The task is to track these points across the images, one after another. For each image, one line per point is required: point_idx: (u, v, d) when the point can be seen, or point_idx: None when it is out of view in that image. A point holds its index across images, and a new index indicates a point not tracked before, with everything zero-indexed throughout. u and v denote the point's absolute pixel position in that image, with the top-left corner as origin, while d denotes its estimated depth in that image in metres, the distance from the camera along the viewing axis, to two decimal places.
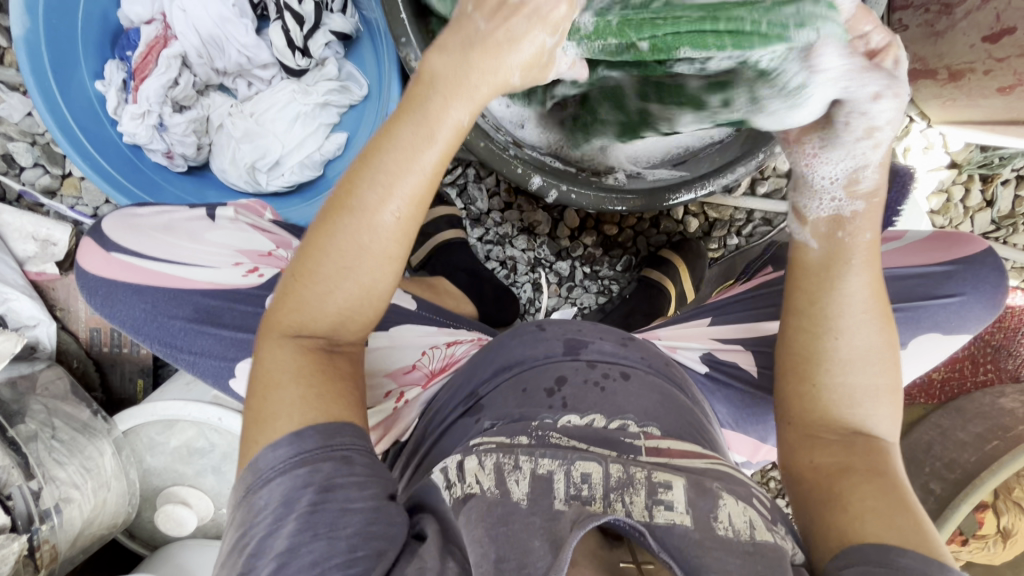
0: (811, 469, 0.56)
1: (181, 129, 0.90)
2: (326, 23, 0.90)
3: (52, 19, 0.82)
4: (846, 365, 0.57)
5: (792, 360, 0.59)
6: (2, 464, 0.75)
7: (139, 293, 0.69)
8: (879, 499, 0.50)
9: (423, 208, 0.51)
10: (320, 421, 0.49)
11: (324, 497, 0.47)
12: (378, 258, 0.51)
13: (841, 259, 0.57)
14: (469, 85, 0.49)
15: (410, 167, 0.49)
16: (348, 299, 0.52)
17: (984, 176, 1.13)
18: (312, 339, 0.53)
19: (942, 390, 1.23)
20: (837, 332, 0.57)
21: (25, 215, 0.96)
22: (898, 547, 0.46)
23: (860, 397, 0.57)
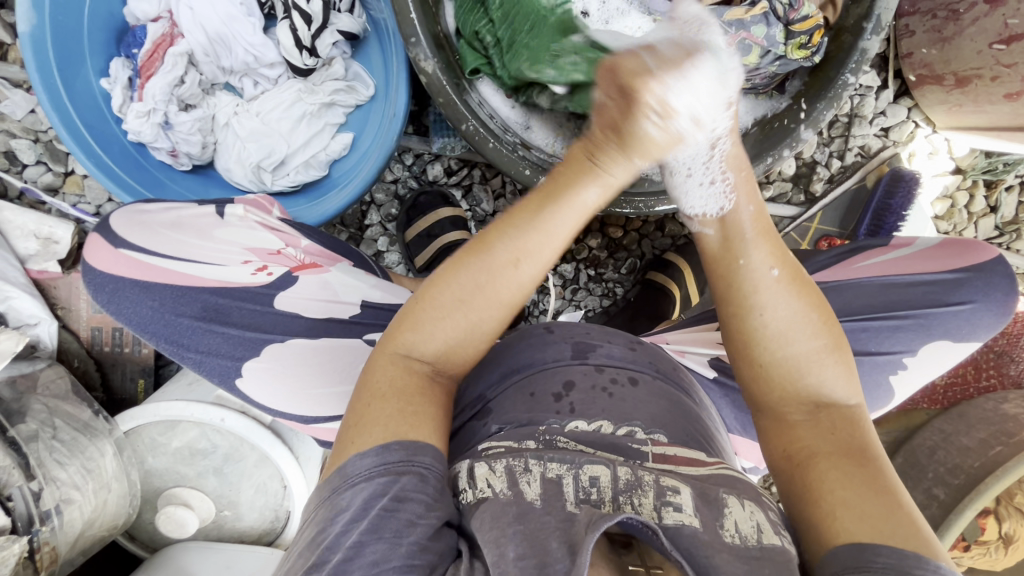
0: (784, 455, 0.56)
1: (186, 128, 0.89)
2: (333, 23, 0.89)
3: (58, 15, 0.81)
4: (783, 340, 0.56)
5: (732, 342, 0.59)
6: (2, 465, 0.75)
7: (146, 292, 0.68)
8: (855, 489, 0.49)
9: (549, 265, 0.53)
10: (409, 434, 0.49)
11: (397, 505, 0.46)
12: (499, 305, 0.53)
13: (738, 236, 0.58)
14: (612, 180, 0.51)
15: (550, 227, 0.51)
16: (453, 333, 0.53)
17: (988, 182, 1.13)
18: (420, 363, 0.54)
19: (945, 395, 1.23)
20: (759, 310, 0.56)
21: (26, 213, 0.95)
22: (876, 546, 0.45)
23: (809, 368, 0.56)
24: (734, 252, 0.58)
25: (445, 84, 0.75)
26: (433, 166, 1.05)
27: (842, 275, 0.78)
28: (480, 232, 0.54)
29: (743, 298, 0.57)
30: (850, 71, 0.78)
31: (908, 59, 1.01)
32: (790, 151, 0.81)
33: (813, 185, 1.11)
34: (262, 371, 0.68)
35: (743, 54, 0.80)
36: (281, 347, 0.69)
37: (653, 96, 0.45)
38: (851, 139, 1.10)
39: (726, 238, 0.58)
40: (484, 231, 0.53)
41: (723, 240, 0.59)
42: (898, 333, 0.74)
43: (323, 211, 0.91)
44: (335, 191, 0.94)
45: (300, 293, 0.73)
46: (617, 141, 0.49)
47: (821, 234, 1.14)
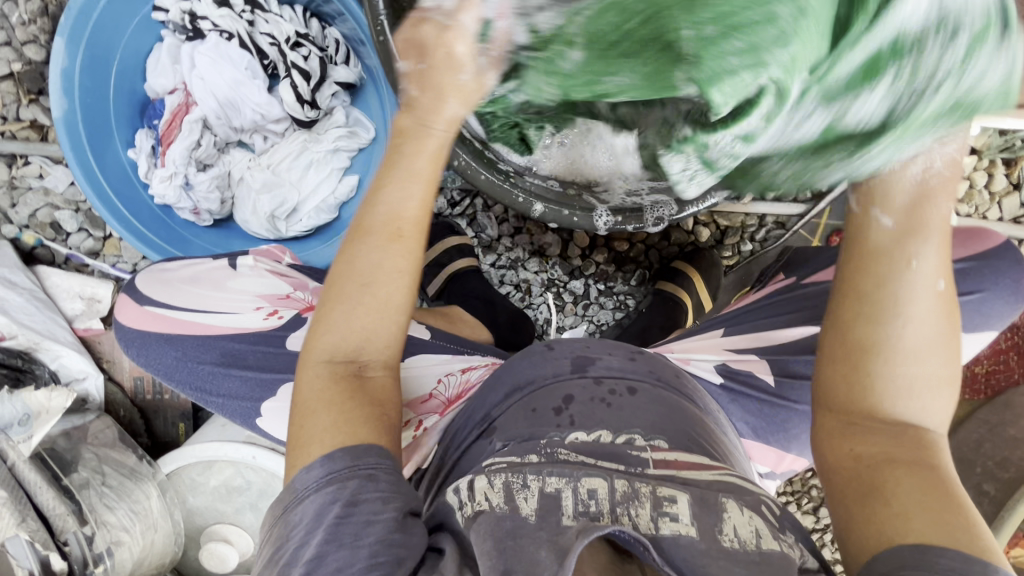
0: (855, 457, 0.51)
1: (205, 186, 0.97)
2: (331, 75, 0.96)
3: (87, 99, 0.90)
4: (891, 348, 0.50)
5: (841, 342, 0.51)
6: (59, 512, 0.80)
7: (170, 342, 0.74)
8: (933, 504, 0.46)
9: (423, 225, 0.56)
10: (348, 441, 0.52)
11: (349, 510, 0.49)
12: (397, 273, 0.55)
13: (905, 237, 0.47)
14: (438, 138, 0.53)
15: (397, 192, 0.54)
16: (367, 318, 0.56)
17: (1007, 160, 1.09)
18: (344, 364, 0.56)
19: (988, 384, 1.14)
20: (905, 317, 0.49)
21: (72, 277, 1.04)
22: (943, 548, 0.43)
23: (913, 392, 0.50)
24: (902, 250, 0.48)
25: None
26: (437, 198, 1.12)
27: None
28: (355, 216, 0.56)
29: (866, 299, 0.49)
30: None
31: None
32: None
33: None
34: (279, 409, 0.71)
35: None
36: (295, 384, 0.71)
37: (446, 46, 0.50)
38: None
39: (903, 233, 0.47)
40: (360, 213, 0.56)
41: (898, 233, 0.48)
42: None
43: (334, 251, 0.96)
44: (344, 231, 0.99)
45: (307, 333, 0.75)
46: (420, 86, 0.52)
47: (833, 229, 1.13)
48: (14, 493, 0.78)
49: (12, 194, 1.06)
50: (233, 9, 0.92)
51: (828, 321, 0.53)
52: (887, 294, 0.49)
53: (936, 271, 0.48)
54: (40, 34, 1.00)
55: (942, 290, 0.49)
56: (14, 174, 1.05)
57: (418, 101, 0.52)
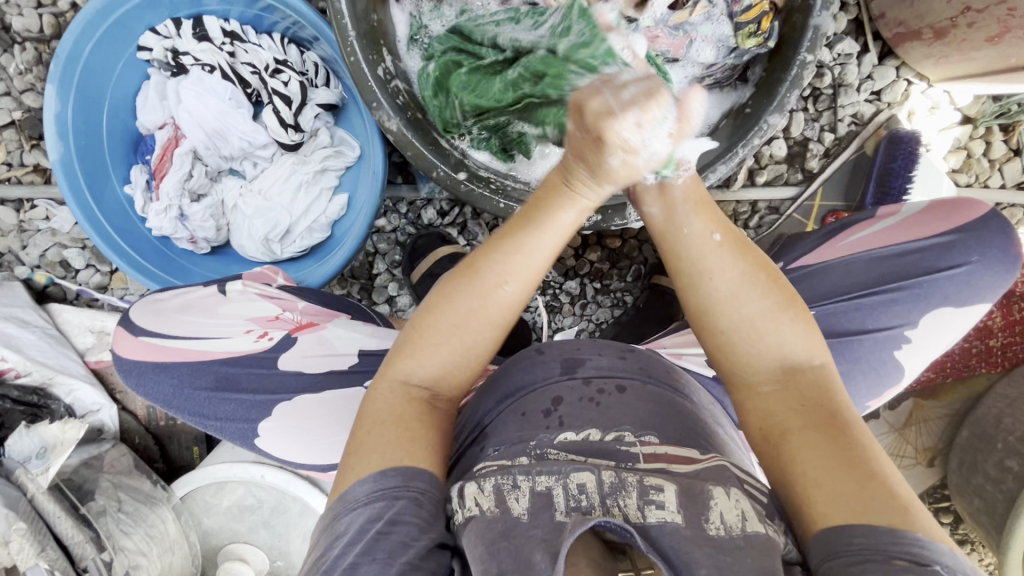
0: (762, 434, 0.54)
1: (200, 216, 0.99)
2: (312, 98, 0.98)
3: (81, 140, 0.94)
4: (734, 303, 0.56)
5: (689, 315, 0.59)
6: (78, 540, 0.83)
7: (165, 371, 0.77)
8: (824, 463, 0.49)
9: (533, 285, 0.58)
10: (403, 461, 0.53)
11: (390, 528, 0.50)
12: (486, 325, 0.57)
13: (675, 207, 0.58)
14: (581, 203, 0.54)
15: (529, 248, 0.56)
16: (452, 354, 0.58)
17: (1004, 126, 1.06)
18: (419, 388, 0.58)
19: (1005, 355, 1.12)
20: (711, 276, 0.56)
21: (82, 312, 1.08)
22: (853, 526, 0.45)
23: (767, 328, 0.56)
24: (674, 223, 0.58)
25: (411, 137, 0.81)
26: (426, 210, 1.11)
27: (828, 255, 0.82)
28: (461, 262, 0.59)
29: (687, 269, 0.57)
30: (806, 50, 0.76)
31: (882, 20, 0.98)
32: (760, 138, 0.79)
33: (808, 162, 1.08)
34: (278, 427, 0.74)
35: (694, 53, 0.83)
36: (290, 404, 0.75)
37: (616, 135, 0.44)
38: (840, 109, 1.06)
39: (668, 210, 0.58)
40: (472, 256, 0.58)
41: (665, 213, 0.58)
42: (896, 305, 0.77)
43: (327, 269, 0.98)
44: (337, 249, 1.00)
45: (299, 352, 0.79)
46: (588, 171, 0.51)
47: (826, 211, 1.10)
48: (34, 523, 0.80)
49: (22, 236, 1.11)
50: (214, 41, 0.95)
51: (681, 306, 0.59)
52: (669, 243, 0.58)
53: (703, 227, 0.57)
54: (36, 82, 1.05)
55: (725, 237, 0.57)
56: (22, 218, 1.10)
57: (553, 181, 0.55)
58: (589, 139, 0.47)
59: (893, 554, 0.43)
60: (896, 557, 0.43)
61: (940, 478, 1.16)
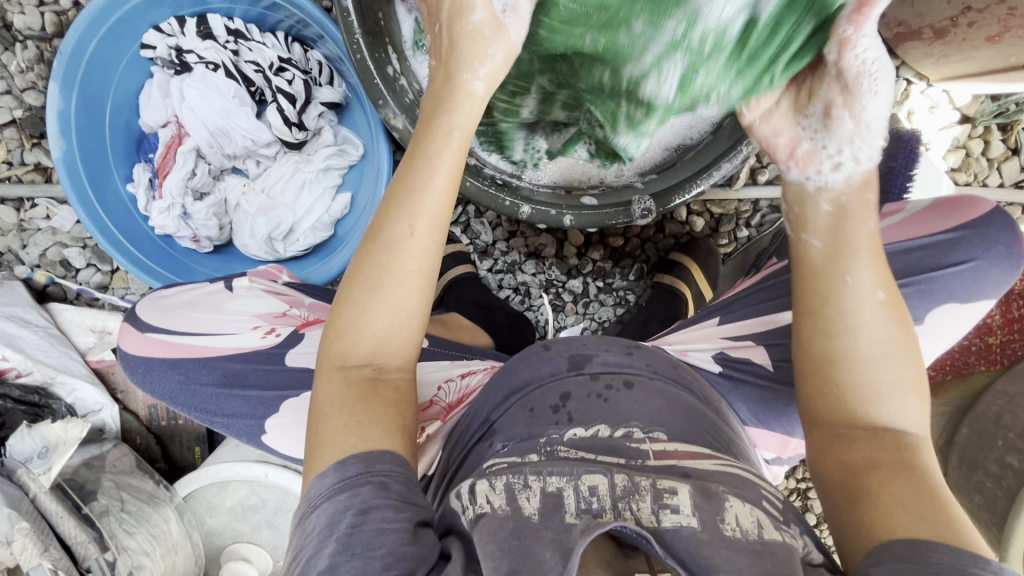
0: (848, 469, 0.55)
1: (203, 214, 0.99)
2: (316, 97, 0.98)
3: (84, 139, 0.93)
4: (863, 365, 0.59)
5: (808, 363, 0.62)
6: (80, 540, 0.82)
7: (172, 366, 0.77)
8: (912, 497, 0.50)
9: (443, 222, 0.59)
10: (359, 447, 0.53)
11: (363, 518, 0.49)
12: (407, 276, 0.58)
13: (813, 270, 0.62)
14: (470, 111, 0.61)
15: (428, 188, 0.58)
16: (381, 322, 0.58)
17: (1002, 126, 1.08)
18: (358, 368, 0.58)
19: (1004, 353, 1.14)
20: (853, 331, 0.59)
21: (83, 311, 1.08)
22: (932, 541, 0.45)
23: (887, 395, 0.58)
24: (836, 273, 0.61)
25: (416, 135, 0.80)
26: None
27: None
28: (372, 224, 0.60)
29: (837, 319, 0.60)
30: None
31: (883, 20, 0.98)
32: None
33: None
34: (283, 424, 0.74)
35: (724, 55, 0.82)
36: (298, 399, 0.75)
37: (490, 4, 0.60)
38: None
39: (830, 254, 0.62)
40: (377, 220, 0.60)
41: (822, 261, 0.62)
42: (901, 303, 0.78)
43: (331, 269, 0.98)
44: (341, 248, 1.00)
45: (305, 348, 0.78)
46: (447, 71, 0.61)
47: None
48: (36, 524, 0.79)
49: (22, 235, 1.10)
50: (217, 39, 0.95)
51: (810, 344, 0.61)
52: (820, 292, 0.61)
53: (871, 284, 0.60)
54: (38, 80, 1.04)
55: (886, 299, 0.60)
56: (22, 217, 1.09)
57: (447, 93, 0.61)
58: (447, 23, 0.62)
59: (976, 574, 0.42)
60: (974, 574, 0.42)
61: None
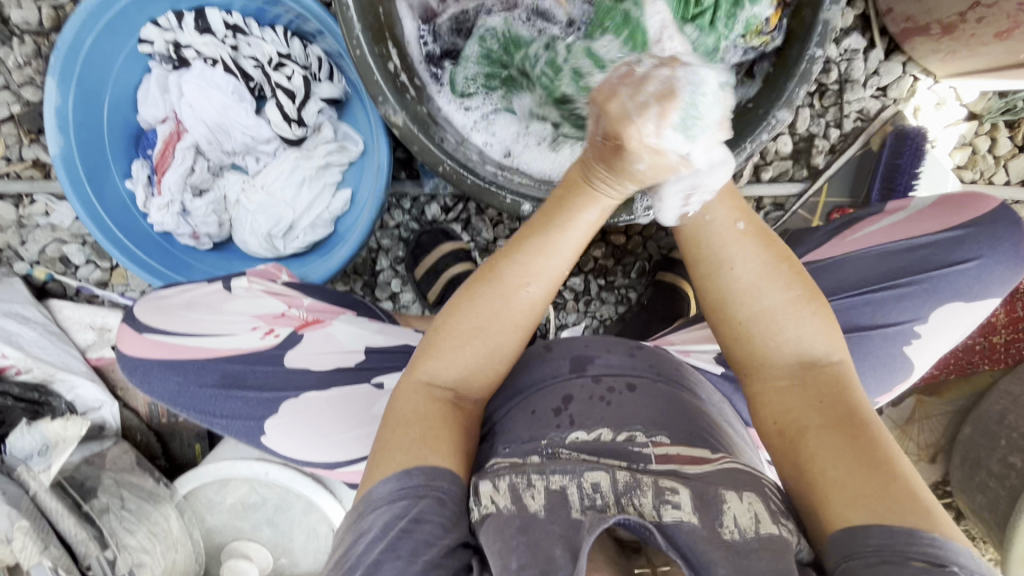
0: (780, 432, 0.56)
1: (203, 211, 0.98)
2: (315, 92, 0.97)
3: (82, 135, 0.93)
4: (754, 293, 0.57)
5: (709, 308, 0.60)
6: (81, 538, 0.83)
7: (170, 368, 0.77)
8: (844, 463, 0.50)
9: (556, 283, 0.59)
10: (428, 460, 0.53)
11: (415, 526, 0.49)
12: (509, 326, 0.59)
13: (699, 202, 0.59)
14: (602, 204, 0.56)
15: (557, 249, 0.57)
16: (475, 356, 0.59)
17: (1009, 123, 1.06)
18: (443, 390, 0.59)
19: (1009, 352, 1.12)
20: (728, 268, 0.58)
21: (82, 308, 1.07)
22: (871, 524, 0.46)
23: (785, 326, 0.57)
24: (693, 211, 0.59)
25: (416, 132, 0.79)
26: (430, 206, 1.10)
27: (837, 250, 0.82)
28: (484, 263, 0.60)
29: (710, 258, 0.59)
30: (815, 44, 0.76)
31: (890, 15, 0.97)
32: (768, 133, 0.78)
33: (814, 159, 1.07)
34: (283, 425, 0.74)
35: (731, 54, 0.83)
36: (297, 401, 0.75)
37: (634, 139, 0.47)
38: (846, 105, 1.05)
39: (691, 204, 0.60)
40: (495, 259, 0.59)
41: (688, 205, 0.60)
42: (906, 302, 0.77)
43: (330, 266, 0.97)
44: (341, 245, 0.99)
45: (306, 349, 0.79)
46: (608, 170, 0.52)
47: (832, 207, 1.10)
48: (37, 521, 0.80)
49: (21, 232, 1.09)
50: (216, 34, 0.94)
51: (702, 292, 0.60)
52: (709, 241, 0.58)
53: (728, 217, 0.58)
54: (35, 75, 1.03)
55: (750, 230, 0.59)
56: (21, 213, 1.08)
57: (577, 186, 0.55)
58: (608, 146, 0.49)
59: (912, 556, 0.44)
60: (914, 557, 0.44)
61: (944, 476, 1.16)
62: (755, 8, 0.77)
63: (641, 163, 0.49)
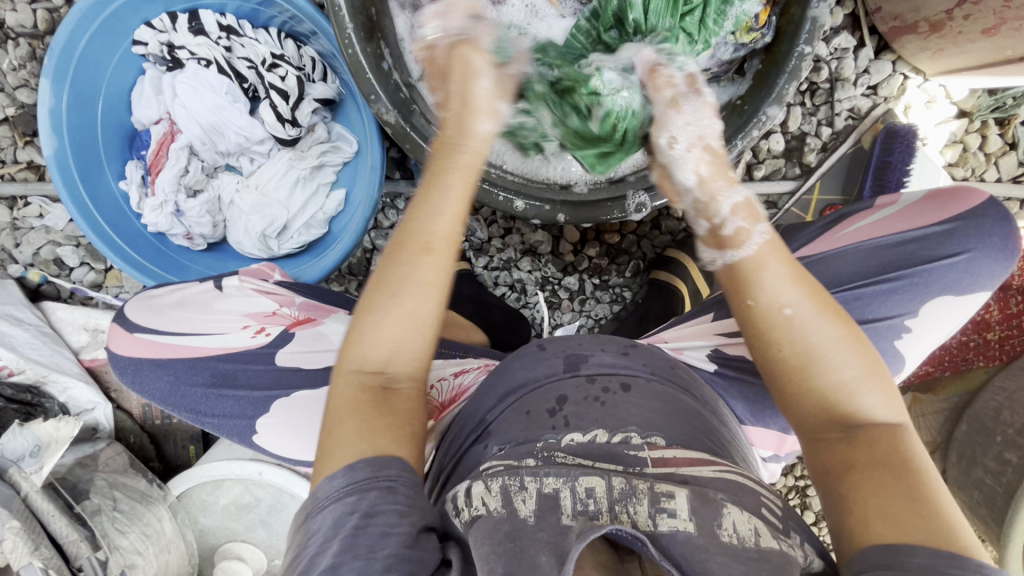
0: (823, 470, 0.53)
1: (196, 212, 0.98)
2: (309, 93, 0.98)
3: (76, 136, 0.93)
4: (809, 368, 0.54)
5: (759, 367, 0.58)
6: (72, 539, 0.82)
7: (160, 366, 0.76)
8: (890, 498, 0.48)
9: (454, 234, 0.60)
10: (370, 452, 0.52)
11: (368, 521, 0.48)
12: (427, 288, 0.57)
13: (751, 273, 0.57)
14: (464, 159, 0.62)
15: (442, 205, 0.59)
16: (400, 330, 0.57)
17: (999, 120, 1.07)
18: (372, 374, 0.57)
19: (1003, 348, 1.14)
20: (783, 343, 0.55)
21: (76, 310, 1.07)
22: (909, 546, 0.44)
23: (843, 389, 0.54)
24: (746, 287, 0.57)
25: (408, 130, 0.80)
26: None
27: (828, 246, 0.83)
28: (394, 233, 0.60)
29: (761, 329, 0.56)
30: (804, 42, 0.76)
31: (878, 14, 0.98)
32: (759, 130, 0.79)
33: (806, 156, 1.08)
34: (275, 425, 0.74)
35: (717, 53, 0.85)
36: (287, 400, 0.75)
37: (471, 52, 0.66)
38: (837, 103, 1.06)
39: (738, 277, 0.57)
40: (394, 236, 0.60)
41: (734, 277, 0.58)
42: (895, 296, 0.78)
43: (323, 266, 0.97)
44: (335, 244, 0.99)
45: (297, 347, 0.79)
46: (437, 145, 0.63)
47: (824, 205, 1.10)
48: (28, 522, 0.79)
49: (15, 234, 1.09)
50: (209, 36, 0.94)
51: (758, 360, 0.58)
52: (760, 316, 0.56)
53: (785, 296, 0.55)
54: (29, 78, 1.04)
55: (801, 309, 0.55)
56: (15, 215, 1.08)
57: (441, 157, 0.62)
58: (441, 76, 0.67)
59: None
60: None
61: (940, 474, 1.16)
62: (745, 5, 0.78)
63: (485, 81, 0.65)
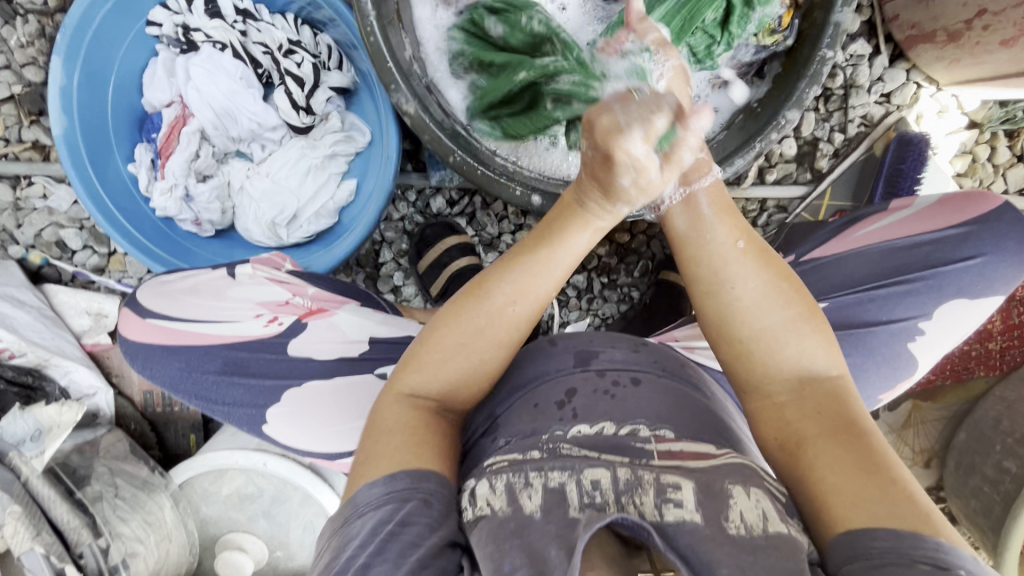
0: (780, 443, 0.55)
1: (206, 197, 0.98)
2: (325, 81, 0.97)
3: (85, 115, 0.91)
4: (744, 317, 0.57)
5: (709, 328, 0.59)
6: (73, 525, 0.81)
7: (171, 353, 0.75)
8: (845, 472, 0.49)
9: (543, 301, 0.58)
10: (413, 463, 0.51)
11: (401, 529, 0.48)
12: (494, 346, 0.58)
13: (697, 207, 0.58)
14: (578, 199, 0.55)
15: (535, 282, 0.56)
16: (455, 377, 0.58)
17: (1009, 132, 1.08)
18: (426, 399, 0.58)
19: (1004, 358, 1.13)
20: (730, 284, 0.57)
21: (78, 293, 1.06)
22: (873, 529, 0.45)
23: (778, 343, 0.56)
24: (700, 232, 0.58)
25: (427, 121, 0.79)
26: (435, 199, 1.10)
27: (843, 247, 0.84)
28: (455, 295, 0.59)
29: (712, 274, 0.57)
30: (826, 46, 0.76)
31: (896, 22, 0.99)
32: (777, 133, 0.79)
33: (818, 162, 1.08)
34: (285, 414, 0.72)
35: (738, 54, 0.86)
36: (301, 389, 0.74)
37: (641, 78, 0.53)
38: (850, 110, 1.06)
39: (688, 212, 0.58)
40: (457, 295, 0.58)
41: (686, 216, 0.59)
42: (910, 298, 0.78)
43: (332, 257, 0.96)
44: (343, 237, 0.99)
45: (312, 337, 0.79)
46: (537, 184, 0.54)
47: (834, 210, 1.11)
48: (28, 507, 0.78)
49: (18, 214, 1.08)
50: (225, 19, 0.93)
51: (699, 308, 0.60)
52: (708, 264, 0.58)
53: (729, 235, 0.57)
54: (38, 56, 1.02)
55: (749, 248, 0.58)
56: (18, 196, 1.06)
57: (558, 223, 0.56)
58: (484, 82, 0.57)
59: (917, 559, 0.42)
60: (920, 560, 0.42)
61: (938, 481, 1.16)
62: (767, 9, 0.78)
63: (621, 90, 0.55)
